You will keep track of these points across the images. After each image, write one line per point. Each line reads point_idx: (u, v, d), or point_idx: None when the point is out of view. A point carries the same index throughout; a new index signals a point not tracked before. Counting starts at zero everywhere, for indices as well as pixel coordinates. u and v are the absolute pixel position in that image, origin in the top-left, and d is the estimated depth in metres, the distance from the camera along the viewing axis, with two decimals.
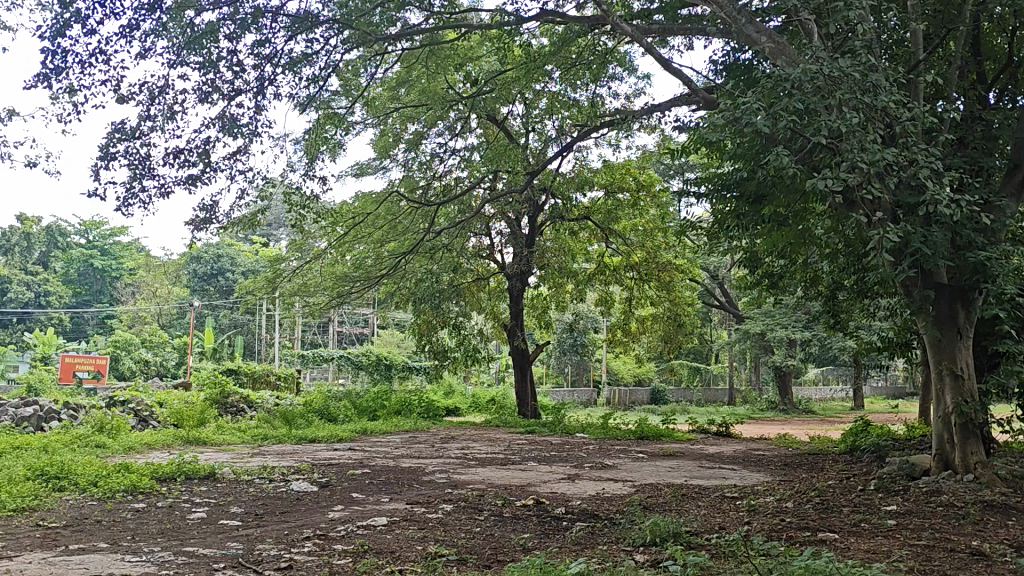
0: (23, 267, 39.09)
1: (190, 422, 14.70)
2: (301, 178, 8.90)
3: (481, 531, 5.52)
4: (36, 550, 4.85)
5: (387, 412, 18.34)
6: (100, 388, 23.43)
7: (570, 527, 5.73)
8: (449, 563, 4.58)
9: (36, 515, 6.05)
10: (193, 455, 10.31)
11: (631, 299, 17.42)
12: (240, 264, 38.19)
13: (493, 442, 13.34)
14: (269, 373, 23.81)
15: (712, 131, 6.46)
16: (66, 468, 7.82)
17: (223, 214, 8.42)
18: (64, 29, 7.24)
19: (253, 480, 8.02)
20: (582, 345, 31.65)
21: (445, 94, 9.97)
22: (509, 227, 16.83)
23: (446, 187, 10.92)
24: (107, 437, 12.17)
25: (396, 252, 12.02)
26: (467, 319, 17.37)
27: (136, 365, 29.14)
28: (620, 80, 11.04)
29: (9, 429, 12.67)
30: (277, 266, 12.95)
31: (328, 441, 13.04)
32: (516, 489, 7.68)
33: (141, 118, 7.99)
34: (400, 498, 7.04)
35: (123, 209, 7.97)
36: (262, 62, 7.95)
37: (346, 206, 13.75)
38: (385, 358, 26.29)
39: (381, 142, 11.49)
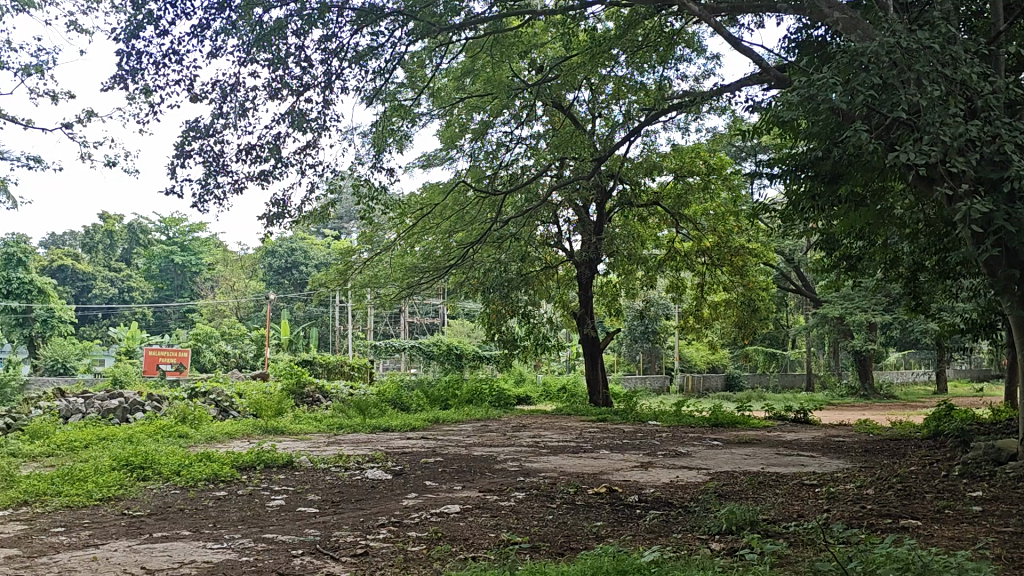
0: (107, 264, 40.81)
1: (268, 413, 15.07)
2: (369, 171, 8.99)
3: (553, 519, 5.52)
4: (123, 538, 5.02)
5: (459, 401, 18.50)
6: (182, 380, 24.16)
7: (644, 515, 5.68)
8: (522, 550, 4.59)
9: (121, 504, 6.25)
10: (271, 444, 10.55)
11: (703, 285, 17.19)
12: (313, 257, 38.81)
13: (565, 430, 13.34)
14: (343, 363, 24.24)
15: (785, 110, 6.33)
16: (150, 458, 8.08)
17: (295, 209, 8.53)
18: (138, 30, 7.38)
19: (329, 469, 8.17)
20: (653, 332, 31.40)
21: (511, 82, 9.90)
22: (577, 214, 16.74)
23: (513, 176, 10.90)
24: (189, 427, 12.54)
25: (465, 242, 12.08)
26: (536, 307, 17.40)
27: (217, 357, 30.01)
28: (689, 62, 10.84)
29: (97, 421, 13.15)
30: (349, 258, 13.15)
31: (401, 430, 13.20)
32: (589, 477, 7.65)
33: (214, 116, 8.12)
34: (473, 486, 7.08)
35: (199, 206, 8.13)
36: (330, 57, 7.99)
37: (414, 197, 13.85)
38: (456, 347, 26.52)
39: (447, 133, 11.54)
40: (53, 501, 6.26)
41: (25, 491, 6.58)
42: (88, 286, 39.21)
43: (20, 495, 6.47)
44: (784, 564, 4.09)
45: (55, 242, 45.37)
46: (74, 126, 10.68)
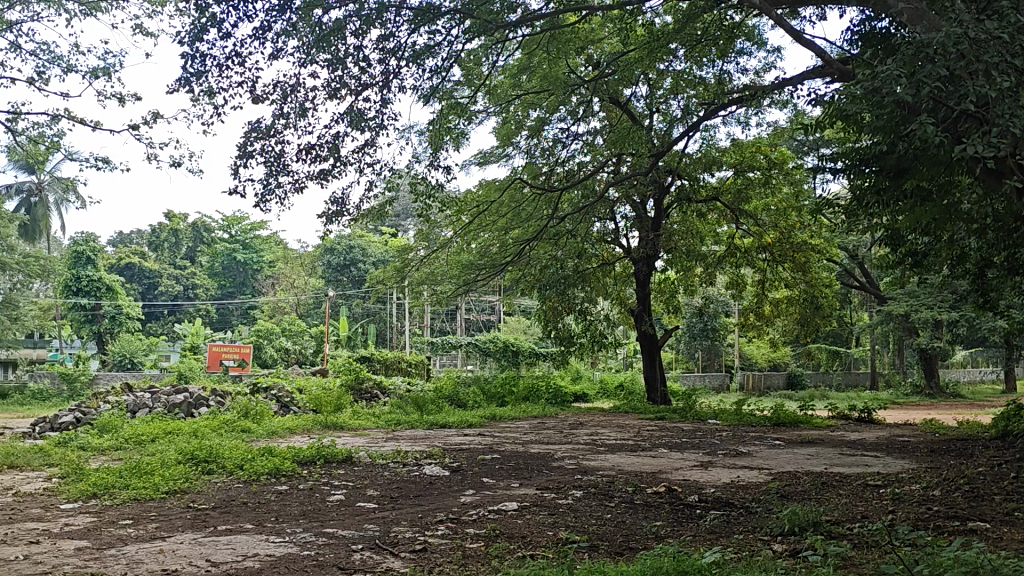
0: (173, 262, 41.77)
1: (328, 408, 15.29)
2: (426, 169, 9.05)
3: (612, 518, 5.49)
4: (187, 531, 5.13)
5: (515, 398, 18.54)
6: (245, 376, 24.62)
7: (704, 515, 5.62)
8: (581, 550, 4.57)
9: (187, 497, 6.40)
10: (331, 440, 10.70)
11: (764, 282, 16.95)
12: (371, 255, 39.06)
13: (623, 428, 13.28)
14: (400, 360, 24.43)
15: (848, 104, 6.21)
16: (214, 452, 8.25)
17: (353, 207, 8.62)
18: (201, 33, 7.46)
19: (388, 464, 8.26)
20: (713, 330, 31.02)
21: (567, 78, 9.86)
22: (634, 211, 16.62)
23: (569, 172, 10.89)
24: (252, 422, 12.77)
25: (522, 239, 12.07)
26: (592, 304, 17.33)
27: (278, 353, 30.53)
28: (750, 55, 10.67)
29: (164, 415, 13.51)
30: (406, 256, 13.24)
31: (459, 427, 13.26)
32: (647, 476, 7.61)
33: (275, 116, 8.22)
34: (530, 484, 7.09)
35: (261, 205, 8.25)
36: (387, 56, 8.01)
37: (471, 194, 13.87)
38: (513, 344, 26.57)
39: (503, 130, 11.55)
40: (121, 494, 6.43)
41: (94, 484, 6.77)
42: (154, 283, 40.17)
43: (91, 487, 6.66)
44: (849, 566, 4.01)
45: (123, 241, 46.64)
46: (141, 127, 10.94)
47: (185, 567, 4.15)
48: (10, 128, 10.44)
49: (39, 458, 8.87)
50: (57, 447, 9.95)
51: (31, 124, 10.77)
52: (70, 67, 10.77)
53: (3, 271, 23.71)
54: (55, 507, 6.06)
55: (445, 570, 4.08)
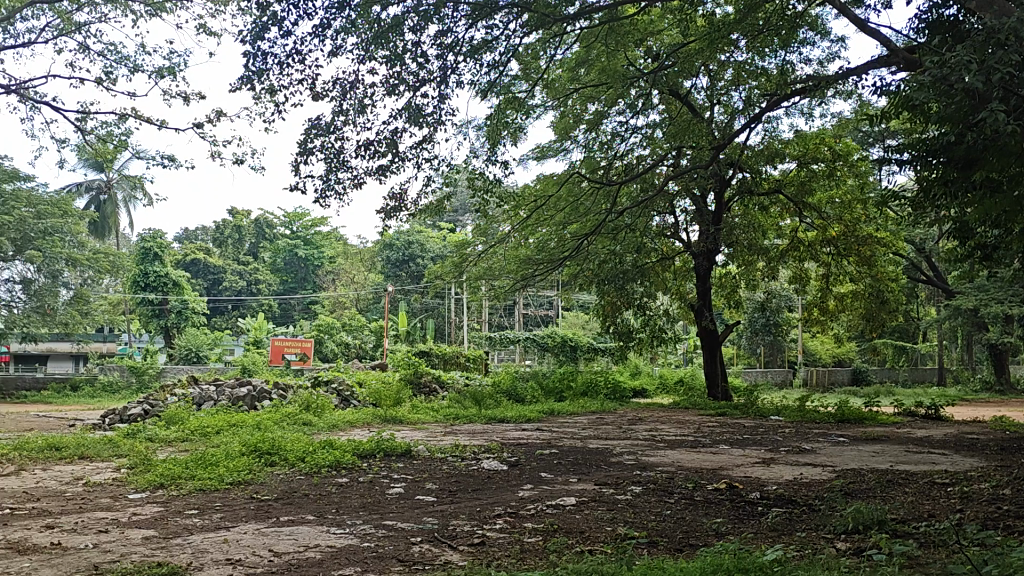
0: (236, 258, 42.59)
1: (387, 402, 15.44)
2: (484, 164, 9.07)
3: (672, 515, 5.44)
4: (251, 521, 5.23)
5: (574, 393, 18.52)
6: (306, 369, 25.00)
7: (766, 513, 5.54)
8: (640, 545, 4.54)
9: (251, 488, 6.53)
10: (390, 434, 10.82)
11: (827, 276, 16.64)
12: (430, 250, 39.25)
13: (683, 424, 13.13)
14: (458, 354, 24.58)
15: (915, 92, 6.07)
16: (276, 445, 8.39)
17: (411, 202, 8.66)
18: (262, 32, 7.34)
19: (446, 458, 8.31)
20: (775, 325, 30.52)
21: (626, 71, 9.76)
22: (694, 204, 16.42)
23: (628, 165, 10.81)
24: (313, 415, 12.99)
25: (580, 234, 12.03)
26: (651, 299, 17.21)
27: (338, 347, 30.99)
28: (812, 45, 10.44)
29: (228, 408, 13.80)
30: (463, 251, 13.29)
31: (516, 421, 13.28)
32: (708, 473, 7.53)
33: (335, 113, 8.18)
34: (589, 479, 7.06)
35: (321, 201, 8.30)
36: (445, 51, 7.71)
37: (528, 189, 13.87)
38: (570, 339, 26.54)
39: (561, 124, 11.51)
40: (187, 485, 6.58)
41: (161, 475, 6.94)
42: (218, 278, 40.96)
43: (158, 478, 6.83)
44: (914, 566, 3.91)
45: (188, 236, 47.73)
46: (205, 125, 11.16)
47: (249, 557, 4.24)
48: (80, 128, 10.74)
49: (109, 449, 9.13)
50: (126, 438, 10.24)
51: (99, 124, 11.06)
52: (137, 67, 11.03)
53: (74, 267, 24.45)
54: (124, 497, 6.23)
55: (502, 564, 4.08)
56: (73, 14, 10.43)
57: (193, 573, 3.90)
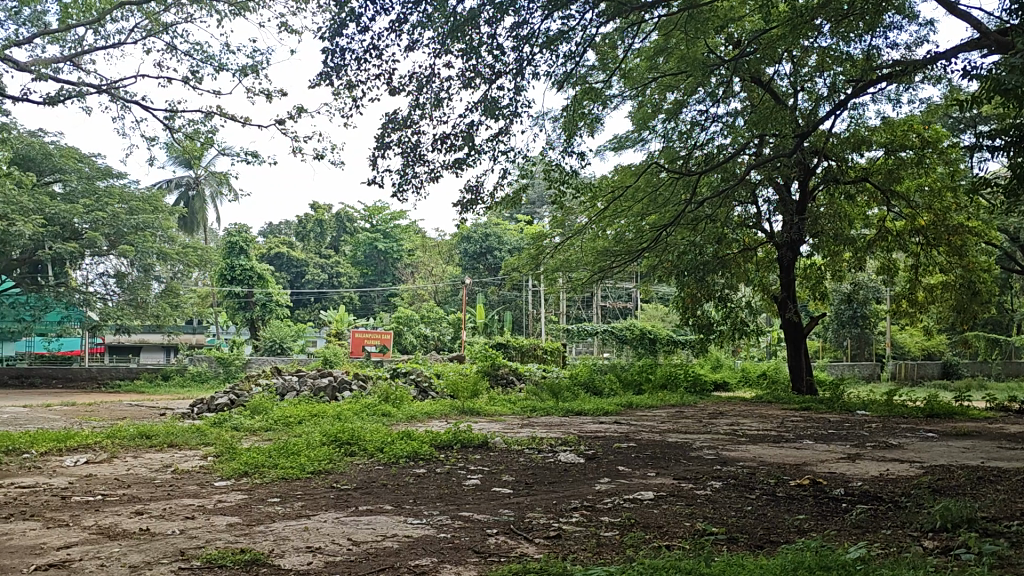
0: (318, 251, 43.53)
1: (464, 394, 15.56)
2: (560, 155, 9.05)
3: (753, 511, 5.32)
4: (331, 510, 5.33)
5: (653, 386, 18.36)
6: (386, 361, 25.37)
7: (850, 510, 5.39)
8: (719, 541, 4.47)
9: (331, 477, 6.66)
10: (467, 425, 10.89)
11: (917, 267, 16.10)
12: (507, 242, 39.26)
13: (765, 419, 12.86)
14: (536, 347, 24.58)
15: (1009, 75, 5.82)
16: (356, 435, 8.54)
17: (487, 195, 8.69)
18: (341, 28, 7.39)
19: (523, 450, 8.32)
20: (862, 317, 29.71)
21: (706, 58, 9.57)
22: (777, 193, 16.01)
23: (708, 155, 10.63)
24: (392, 406, 13.16)
25: (659, 225, 11.90)
26: (733, 291, 16.92)
27: (417, 339, 31.41)
28: (899, 29, 10.05)
29: (310, 398, 14.11)
30: (540, 243, 13.23)
31: (594, 414, 13.22)
32: (790, 468, 7.36)
33: (412, 107, 8.17)
34: (667, 473, 6.99)
35: (399, 195, 8.37)
36: (520, 44, 7.51)
37: (606, 180, 13.77)
38: (650, 332, 26.33)
39: (639, 114, 11.40)
40: (270, 473, 6.75)
41: (246, 463, 7.14)
42: (302, 272, 41.87)
43: (243, 466, 7.03)
44: (1006, 567, 3.75)
45: (272, 231, 48.90)
46: (286, 121, 11.39)
47: (328, 546, 4.32)
48: (169, 126, 11.08)
49: (196, 437, 9.43)
50: (213, 427, 10.56)
51: (187, 122, 11.40)
52: (221, 66, 11.31)
53: (164, 261, 25.32)
54: (210, 484, 6.44)
55: (579, 558, 4.06)
56: (160, 15, 10.73)
57: (274, 560, 3.99)
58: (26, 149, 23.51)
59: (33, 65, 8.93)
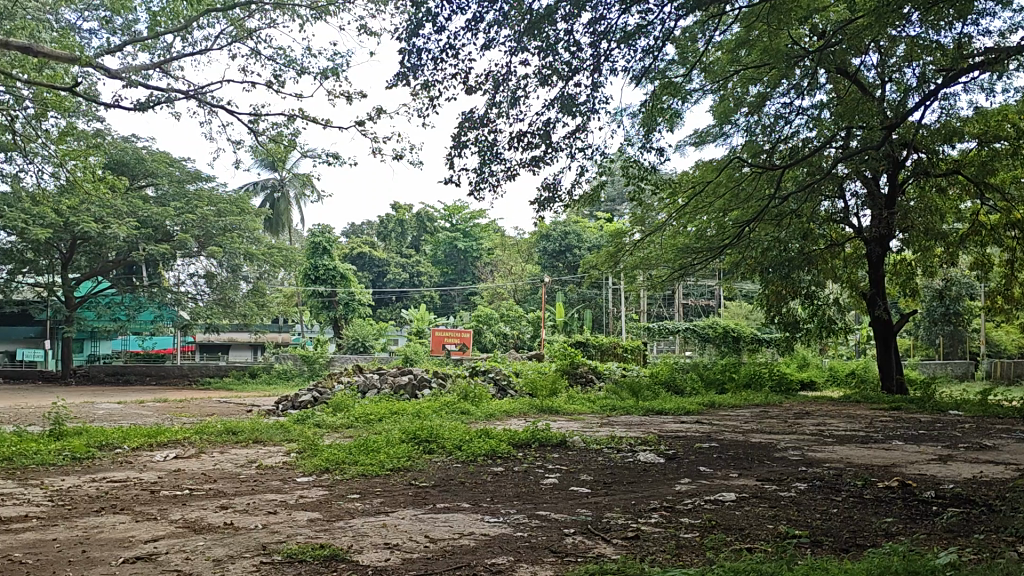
0: (399, 250, 44.11)
1: (542, 392, 15.59)
2: (639, 151, 8.94)
3: (838, 514, 5.17)
4: (409, 507, 5.37)
5: (736, 385, 18.05)
6: (466, 360, 25.53)
7: (941, 513, 5.17)
8: (802, 544, 4.35)
9: (409, 474, 6.74)
10: (546, 424, 10.87)
11: (1014, 262, 15.40)
12: (587, 240, 38.93)
13: (853, 419, 12.49)
14: (616, 345, 24.39)
15: None
16: (434, 433, 8.62)
17: (565, 192, 8.64)
18: (417, 29, 7.44)
19: (602, 450, 8.26)
20: (956, 314, 28.58)
21: (790, 50, 9.33)
22: (865, 187, 15.50)
23: (793, 149, 10.36)
24: (471, 404, 13.25)
25: (741, 220, 11.66)
26: (819, 288, 16.48)
27: (497, 338, 31.54)
28: (992, 16, 9.59)
29: (390, 396, 14.29)
30: (620, 241, 13.12)
31: (675, 414, 13.05)
32: (878, 470, 7.10)
33: (489, 106, 8.17)
34: (750, 474, 6.82)
35: (475, 194, 8.39)
36: (597, 40, 7.42)
37: (685, 176, 13.57)
38: (733, 330, 25.85)
39: (720, 109, 11.18)
40: (350, 470, 6.86)
41: (327, 460, 7.28)
42: (383, 271, 42.48)
43: (323, 462, 7.17)
44: None
45: (354, 231, 49.76)
46: (366, 122, 11.52)
47: (407, 542, 4.36)
48: (253, 130, 11.34)
49: (280, 433, 9.67)
50: (297, 423, 10.80)
51: (271, 126, 11.67)
52: (303, 69, 11.53)
53: (252, 262, 26.00)
54: (292, 480, 6.58)
55: (657, 559, 4.01)
56: (245, 21, 11.02)
57: (353, 556, 4.04)
58: (119, 154, 24.34)
59: (123, 72, 9.26)
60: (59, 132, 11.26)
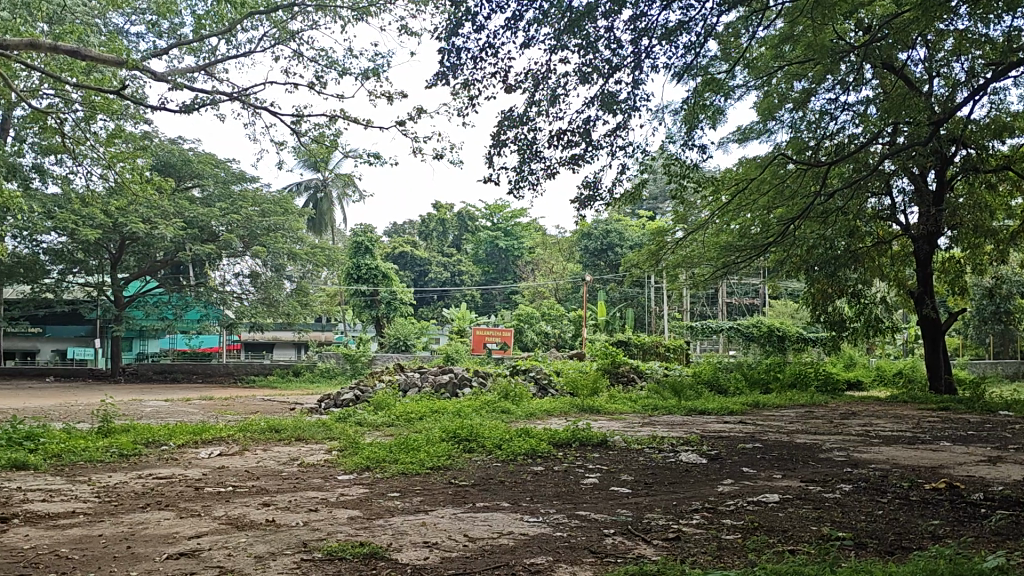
0: (441, 249, 44.28)
1: (583, 391, 15.56)
2: (681, 149, 8.87)
3: (883, 515, 5.07)
4: (449, 506, 5.39)
5: (781, 385, 17.83)
6: (506, 359, 25.50)
7: (991, 516, 5.05)
8: (846, 546, 4.27)
9: (449, 473, 6.76)
10: (587, 424, 10.85)
11: None
12: (629, 238, 38.71)
13: (899, 419, 12.26)
14: (658, 344, 24.23)
15: None
16: (475, 431, 8.63)
17: (605, 191, 8.60)
18: (457, 28, 7.45)
19: (643, 449, 8.22)
20: (1008, 313, 27.90)
21: (835, 44, 9.18)
22: (913, 183, 15.21)
23: (839, 145, 10.19)
24: (512, 403, 13.25)
25: (785, 218, 11.51)
26: (866, 286, 16.21)
27: (538, 337, 31.53)
28: None
29: (431, 395, 14.37)
30: (661, 239, 13.03)
31: (718, 413, 12.95)
32: (926, 471, 6.97)
33: (528, 104, 8.14)
34: (795, 475, 6.72)
35: (515, 192, 8.38)
36: (638, 36, 7.37)
37: (729, 173, 13.42)
38: (778, 329, 25.52)
39: (764, 105, 11.05)
40: (390, 468, 6.90)
41: (367, 458, 7.33)
42: (425, 270, 42.67)
43: (364, 460, 7.22)
44: None
45: (397, 230, 50.10)
46: (407, 122, 11.56)
47: (445, 541, 4.37)
48: (295, 131, 11.45)
49: (322, 431, 9.77)
50: (339, 422, 10.89)
51: (313, 127, 11.78)
52: (345, 70, 11.61)
53: (295, 262, 26.27)
54: (334, 478, 6.63)
55: (698, 560, 3.96)
56: (287, 23, 11.13)
57: (392, 554, 4.06)
58: (166, 156, 24.77)
59: (169, 75, 9.41)
60: (108, 135, 11.48)
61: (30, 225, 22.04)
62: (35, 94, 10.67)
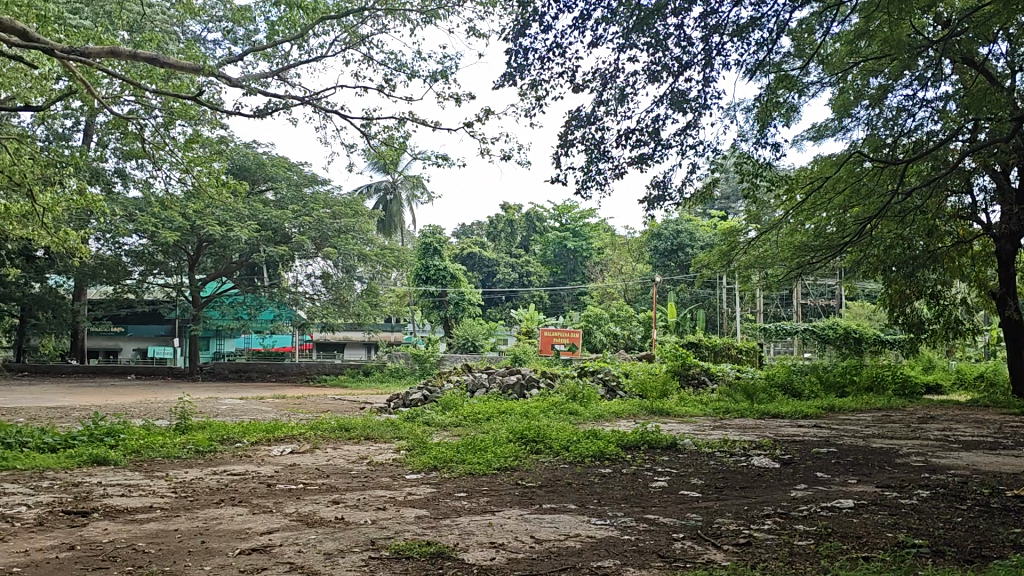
0: (509, 251, 44.36)
1: (652, 393, 15.40)
2: (753, 147, 8.71)
3: (963, 523, 4.89)
4: (516, 507, 5.39)
5: (858, 389, 17.38)
6: (574, 360, 25.38)
7: None
8: (923, 554, 4.13)
9: (515, 474, 6.76)
10: (657, 427, 10.73)
11: None
12: (699, 238, 38.22)
13: (981, 424, 11.83)
14: (730, 346, 23.85)
15: None
16: (542, 433, 8.60)
17: (675, 190, 8.49)
18: (524, 29, 7.46)
19: (714, 453, 8.10)
20: None
21: (913, 39, 8.91)
22: (996, 181, 14.68)
23: (917, 142, 9.88)
24: (580, 404, 13.19)
25: (861, 217, 11.22)
26: (946, 287, 15.70)
27: (607, 338, 31.36)
28: None
29: (499, 395, 14.41)
30: (733, 239, 12.82)
31: (791, 417, 12.69)
32: (1010, 478, 6.70)
33: (596, 104, 8.09)
34: (870, 481, 6.54)
35: (583, 192, 8.34)
36: (708, 34, 7.26)
37: (802, 171, 13.14)
38: (854, 331, 24.88)
39: (839, 102, 10.78)
40: (457, 468, 6.94)
41: (435, 458, 7.37)
42: (492, 271, 42.80)
43: (432, 460, 7.27)
44: None
45: (465, 232, 50.42)
46: (475, 123, 11.60)
47: (512, 541, 4.36)
48: (365, 133, 11.60)
49: (391, 431, 9.86)
50: (408, 421, 11.00)
51: (382, 129, 11.91)
52: (414, 73, 11.71)
53: (365, 263, 26.64)
54: (402, 477, 6.69)
55: (769, 566, 3.88)
56: (358, 27, 11.27)
57: (459, 554, 4.08)
58: (241, 160, 25.38)
59: (243, 80, 9.62)
60: (185, 140, 11.80)
61: (112, 228, 22.87)
62: (117, 100, 11.02)
